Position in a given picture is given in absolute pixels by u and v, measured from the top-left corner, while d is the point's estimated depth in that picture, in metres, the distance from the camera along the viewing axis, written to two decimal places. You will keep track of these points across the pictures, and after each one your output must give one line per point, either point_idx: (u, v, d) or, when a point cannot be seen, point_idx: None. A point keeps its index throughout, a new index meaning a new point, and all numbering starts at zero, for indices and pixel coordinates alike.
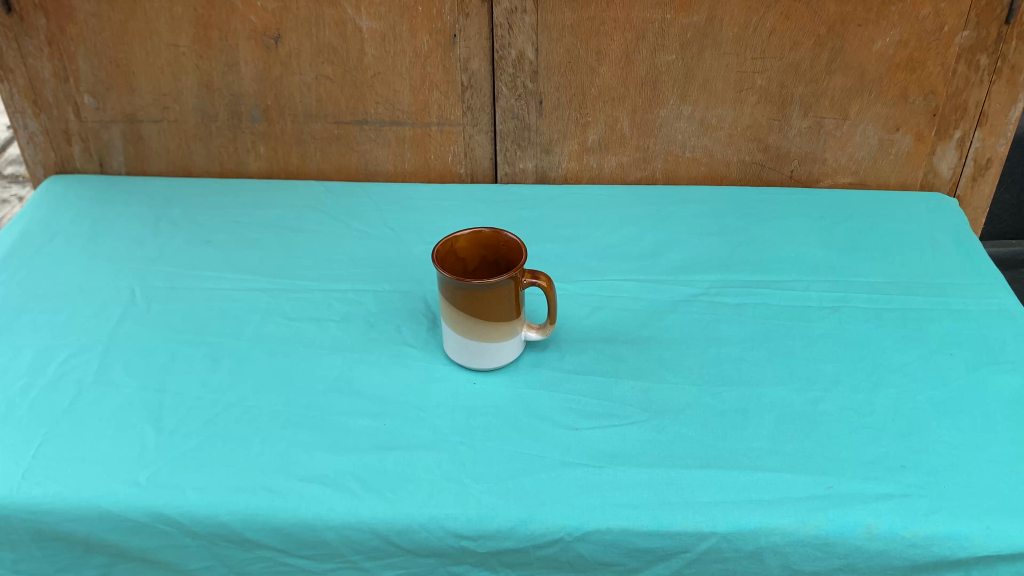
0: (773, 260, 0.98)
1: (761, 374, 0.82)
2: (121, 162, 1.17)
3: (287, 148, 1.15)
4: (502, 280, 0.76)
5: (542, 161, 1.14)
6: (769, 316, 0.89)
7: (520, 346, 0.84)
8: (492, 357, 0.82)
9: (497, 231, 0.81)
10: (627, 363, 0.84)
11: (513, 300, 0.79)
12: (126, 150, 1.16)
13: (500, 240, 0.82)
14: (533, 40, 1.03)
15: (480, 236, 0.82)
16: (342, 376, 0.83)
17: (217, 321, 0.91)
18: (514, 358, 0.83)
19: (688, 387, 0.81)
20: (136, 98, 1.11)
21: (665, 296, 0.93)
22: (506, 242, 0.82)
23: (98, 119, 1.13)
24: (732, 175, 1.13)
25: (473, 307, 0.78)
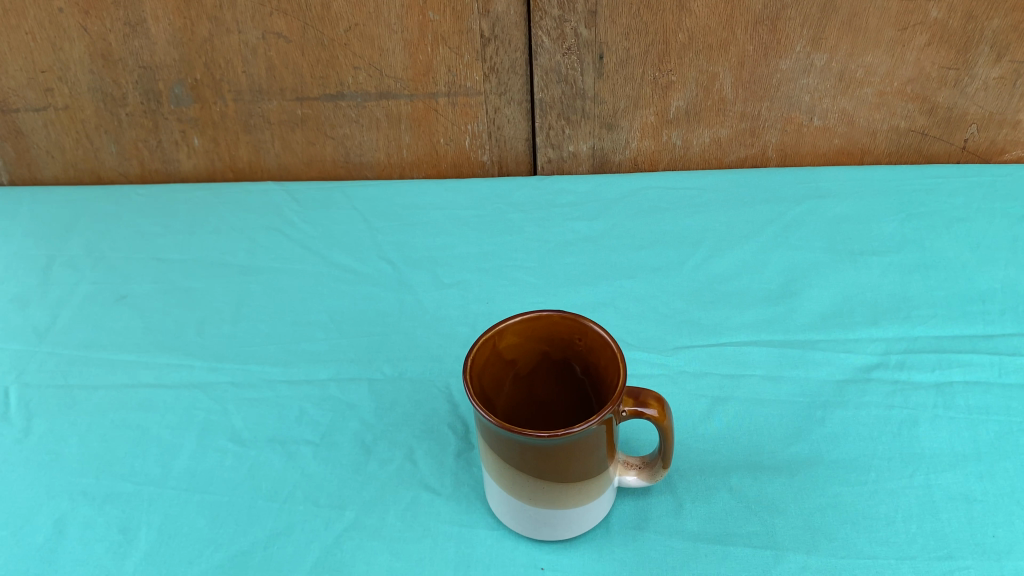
0: (971, 300, 0.65)
1: (1008, 532, 0.50)
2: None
3: (231, 138, 0.80)
4: (590, 428, 0.43)
5: (601, 141, 0.79)
6: (993, 409, 0.57)
7: (612, 497, 0.51)
8: (572, 524, 0.50)
9: (569, 319, 0.47)
10: (786, 518, 0.52)
11: (605, 445, 0.46)
12: (3, 151, 0.82)
13: (573, 332, 0.47)
14: None
15: (539, 325, 0.48)
16: (326, 560, 0.51)
17: (131, 448, 0.59)
18: (602, 519, 0.52)
19: (894, 563, 0.49)
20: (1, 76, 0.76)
21: (817, 373, 0.60)
22: (585, 335, 0.48)
23: None
24: (878, 149, 0.78)
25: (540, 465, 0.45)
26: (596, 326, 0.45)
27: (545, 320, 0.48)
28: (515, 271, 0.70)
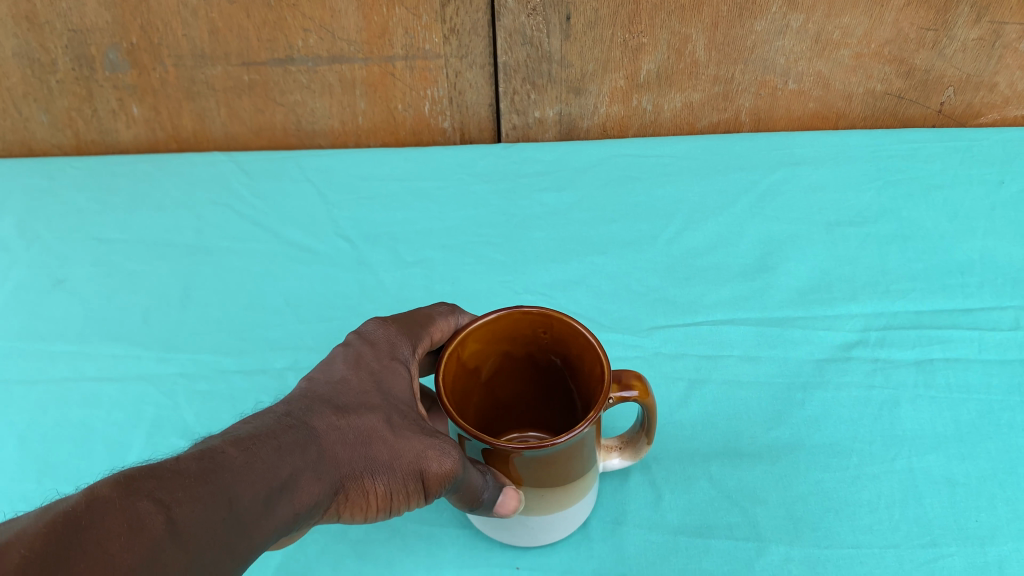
0: (949, 272, 0.63)
1: (990, 517, 0.49)
2: None
3: (174, 106, 0.75)
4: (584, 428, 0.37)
5: (569, 106, 0.75)
6: (974, 388, 0.56)
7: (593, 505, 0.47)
8: (542, 533, 0.46)
9: (531, 316, 0.43)
10: (768, 508, 0.50)
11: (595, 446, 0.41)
12: None
13: (554, 331, 0.43)
14: None
15: (516, 324, 0.44)
16: (288, 566, 0.48)
17: (74, 447, 0.55)
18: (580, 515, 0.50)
19: (877, 553, 0.48)
20: None
21: (796, 353, 0.59)
22: (547, 327, 0.44)
23: None
24: (853, 112, 0.76)
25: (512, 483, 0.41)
26: (580, 329, 0.41)
27: (523, 318, 0.43)
28: (481, 247, 0.66)
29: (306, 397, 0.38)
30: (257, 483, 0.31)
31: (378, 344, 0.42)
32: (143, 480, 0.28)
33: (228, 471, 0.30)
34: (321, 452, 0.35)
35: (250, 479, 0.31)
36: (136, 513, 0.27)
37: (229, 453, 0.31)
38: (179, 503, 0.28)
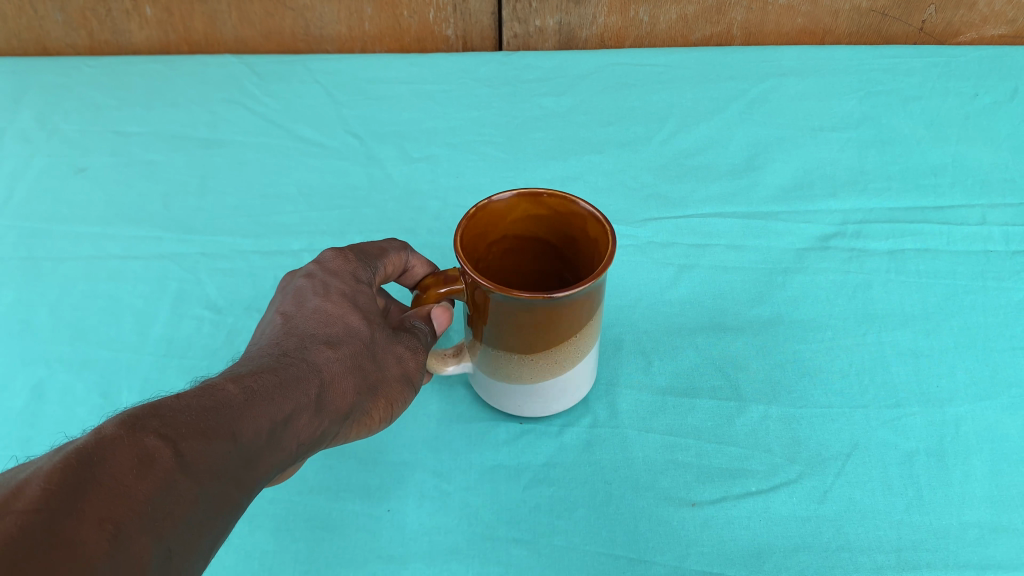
0: (923, 174, 0.67)
1: (950, 381, 0.54)
2: None
3: (185, 9, 0.77)
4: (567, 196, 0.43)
5: (569, 15, 0.78)
6: (942, 274, 0.60)
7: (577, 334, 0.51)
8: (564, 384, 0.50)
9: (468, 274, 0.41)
10: (749, 373, 0.55)
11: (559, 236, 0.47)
12: None
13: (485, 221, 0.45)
14: None
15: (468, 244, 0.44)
16: None
17: (104, 315, 0.59)
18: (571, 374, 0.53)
19: (846, 412, 0.53)
20: None
21: (779, 242, 0.63)
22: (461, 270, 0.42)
23: None
24: (839, 29, 0.80)
25: (533, 339, 0.43)
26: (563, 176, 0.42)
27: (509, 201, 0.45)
28: (484, 145, 0.70)
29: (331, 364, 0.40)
30: (240, 415, 0.32)
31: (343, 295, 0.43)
32: (144, 416, 0.29)
33: (183, 408, 0.30)
34: (294, 398, 0.36)
35: (248, 428, 0.32)
36: (144, 448, 0.27)
37: (213, 399, 0.32)
38: (185, 439, 0.29)
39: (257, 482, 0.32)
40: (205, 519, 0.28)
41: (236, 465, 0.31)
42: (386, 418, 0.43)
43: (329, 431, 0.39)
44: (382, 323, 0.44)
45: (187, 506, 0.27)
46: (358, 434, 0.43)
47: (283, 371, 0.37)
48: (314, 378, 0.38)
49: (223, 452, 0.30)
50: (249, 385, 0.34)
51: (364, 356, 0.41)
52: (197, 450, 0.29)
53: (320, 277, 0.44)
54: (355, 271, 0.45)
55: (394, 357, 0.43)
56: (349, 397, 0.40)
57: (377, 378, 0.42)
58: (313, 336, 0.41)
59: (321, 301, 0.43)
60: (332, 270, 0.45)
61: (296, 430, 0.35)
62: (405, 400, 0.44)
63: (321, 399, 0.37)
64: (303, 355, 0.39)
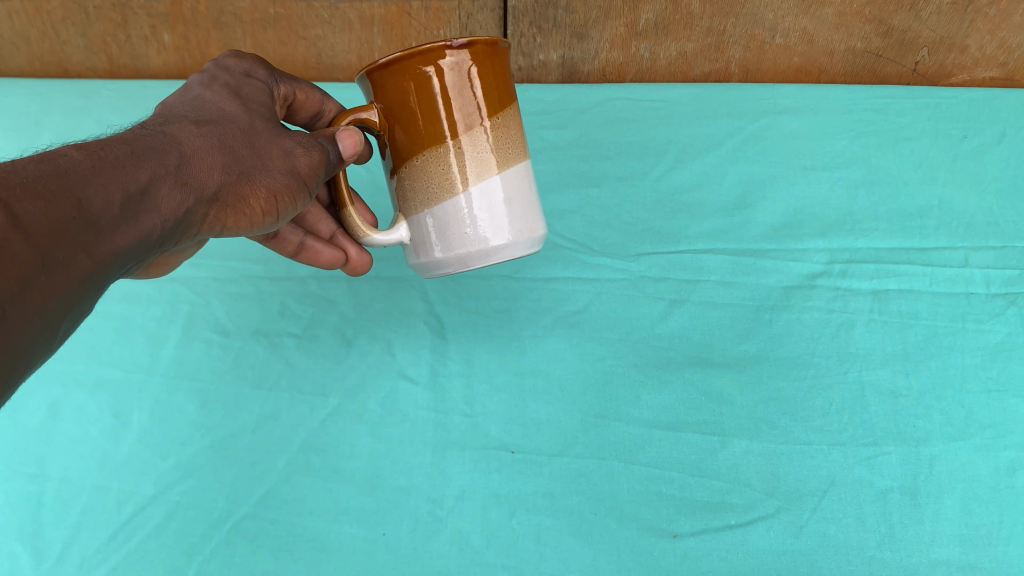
0: (909, 216, 0.70)
1: (926, 422, 0.57)
2: None
3: (201, 36, 0.80)
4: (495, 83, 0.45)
5: (572, 50, 0.81)
6: (923, 315, 0.63)
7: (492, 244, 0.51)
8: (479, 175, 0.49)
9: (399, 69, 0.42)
10: (733, 409, 0.57)
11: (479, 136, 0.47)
12: None
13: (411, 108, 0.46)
14: None
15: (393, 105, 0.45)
16: (311, 442, 0.55)
17: (118, 338, 0.62)
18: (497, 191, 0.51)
19: (824, 449, 0.55)
20: None
21: (767, 279, 0.65)
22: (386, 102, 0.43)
23: None
24: (835, 68, 0.82)
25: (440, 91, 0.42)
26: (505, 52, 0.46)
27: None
28: None
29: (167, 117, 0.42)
30: (81, 179, 0.35)
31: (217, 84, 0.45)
32: None
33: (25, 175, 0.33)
34: (138, 146, 0.38)
35: (98, 198, 0.35)
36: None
37: (65, 160, 0.35)
38: (19, 200, 0.32)
39: (106, 256, 0.36)
40: (49, 283, 0.33)
41: (78, 229, 0.34)
42: (269, 214, 0.44)
43: (196, 209, 0.40)
44: (273, 123, 0.45)
45: (23, 268, 0.31)
46: (237, 224, 0.43)
47: (140, 140, 0.38)
48: (174, 147, 0.39)
49: (61, 215, 0.33)
50: (100, 150, 0.36)
51: (239, 140, 0.42)
52: (33, 213, 0.32)
53: (210, 72, 0.46)
54: (247, 71, 0.47)
55: (278, 151, 0.43)
56: (219, 175, 0.41)
57: (254, 168, 0.42)
58: (184, 114, 0.42)
59: (207, 88, 0.44)
60: (223, 67, 0.47)
61: (151, 202, 0.38)
62: (292, 196, 0.44)
63: (181, 171, 0.39)
64: (165, 128, 0.40)
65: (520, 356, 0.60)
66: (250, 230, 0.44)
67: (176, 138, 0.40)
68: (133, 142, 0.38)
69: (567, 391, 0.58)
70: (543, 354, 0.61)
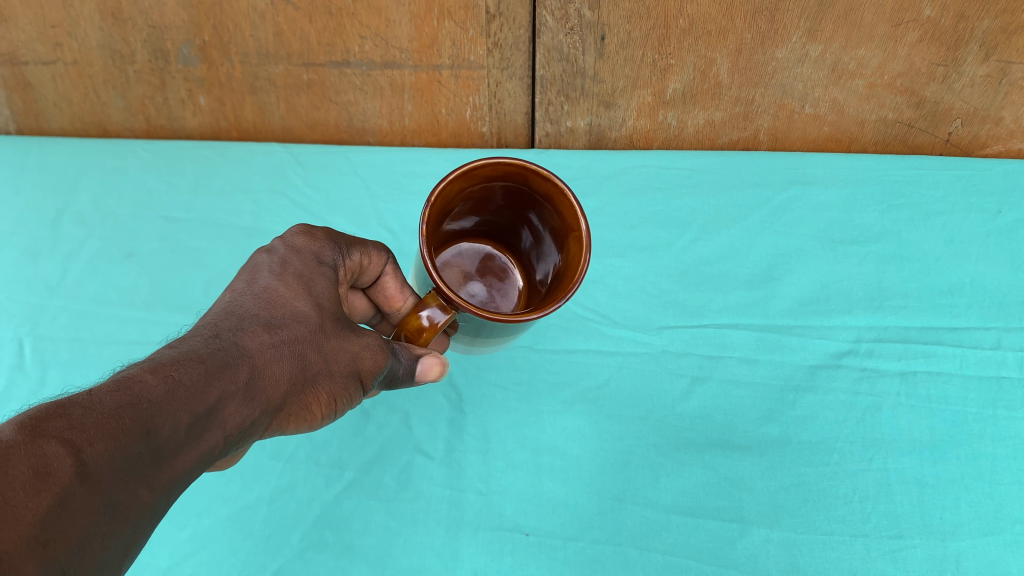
0: (939, 294, 0.69)
1: (954, 514, 0.56)
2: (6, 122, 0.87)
3: (233, 99, 0.84)
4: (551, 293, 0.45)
5: (598, 118, 0.83)
6: (953, 402, 0.60)
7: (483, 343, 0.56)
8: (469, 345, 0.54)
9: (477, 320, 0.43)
10: (753, 494, 0.57)
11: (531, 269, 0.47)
12: (8, 101, 0.86)
13: None
14: None
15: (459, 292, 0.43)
16: (326, 517, 0.56)
17: None
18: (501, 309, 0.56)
19: (847, 540, 0.55)
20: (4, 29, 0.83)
21: (795, 360, 0.62)
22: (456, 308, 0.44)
23: None
24: (866, 137, 0.81)
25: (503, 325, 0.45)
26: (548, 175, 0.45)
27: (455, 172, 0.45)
28: None
29: (238, 319, 0.41)
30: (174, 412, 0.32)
31: (288, 265, 0.45)
32: (49, 414, 0.28)
33: (115, 408, 0.30)
34: (220, 365, 0.36)
35: (168, 425, 0.32)
36: (43, 456, 0.26)
37: (144, 382, 0.32)
38: (92, 443, 0.28)
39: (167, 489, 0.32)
40: (109, 532, 0.28)
41: (145, 466, 0.30)
42: (324, 412, 0.44)
43: (261, 422, 0.39)
44: (338, 319, 0.45)
45: (84, 524, 0.27)
46: (292, 425, 0.44)
47: (213, 356, 0.37)
48: (246, 361, 0.38)
49: (131, 452, 0.29)
50: (172, 367, 0.34)
51: (309, 344, 0.42)
52: (101, 455, 0.28)
53: (280, 254, 0.46)
54: (316, 253, 0.47)
55: (342, 352, 0.44)
56: (284, 385, 0.40)
57: (319, 374, 0.43)
58: (257, 316, 0.42)
59: (275, 274, 0.44)
60: (294, 247, 0.46)
61: (222, 419, 0.36)
62: (345, 395, 0.45)
63: (251, 388, 0.38)
64: (240, 339, 0.39)
65: (538, 433, 0.60)
66: (303, 430, 0.45)
67: (252, 355, 0.39)
68: (214, 360, 0.37)
69: (584, 471, 0.58)
70: (561, 431, 0.60)
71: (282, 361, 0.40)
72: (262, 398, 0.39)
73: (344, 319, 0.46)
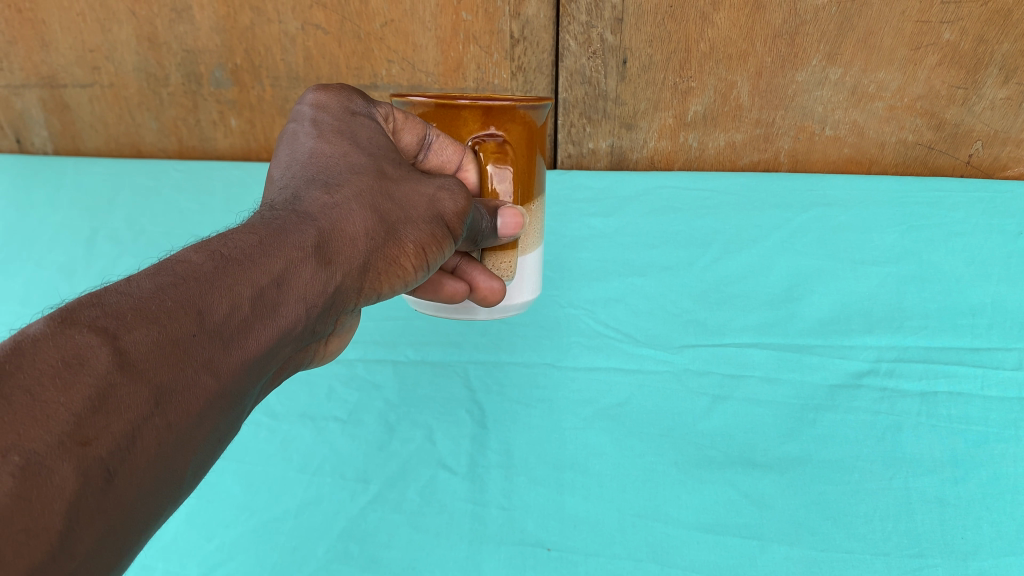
0: (960, 312, 0.69)
1: (975, 534, 0.52)
2: (44, 138, 1.00)
3: (265, 121, 0.93)
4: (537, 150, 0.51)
5: (620, 139, 0.88)
6: (972, 420, 0.60)
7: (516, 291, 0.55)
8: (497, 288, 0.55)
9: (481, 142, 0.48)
10: (775, 512, 0.54)
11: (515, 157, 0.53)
12: (49, 122, 0.99)
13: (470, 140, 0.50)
14: (619, 8, 0.79)
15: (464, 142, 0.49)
16: (351, 530, 0.55)
17: None
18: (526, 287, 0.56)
19: (868, 559, 0.51)
20: (57, 59, 0.93)
21: (815, 379, 0.65)
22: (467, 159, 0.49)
23: (8, 84, 0.96)
24: (886, 159, 0.85)
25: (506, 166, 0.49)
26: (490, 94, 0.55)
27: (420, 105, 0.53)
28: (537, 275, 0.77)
29: (298, 183, 0.43)
30: (216, 288, 0.34)
31: (329, 125, 0.47)
32: (87, 304, 0.31)
33: (159, 295, 0.32)
34: (278, 234, 0.38)
35: (219, 305, 0.34)
36: (77, 346, 0.28)
37: (192, 265, 0.35)
38: (130, 329, 0.30)
39: (234, 369, 0.34)
40: (174, 416, 0.31)
41: (202, 347, 0.33)
42: (417, 267, 0.45)
43: (341, 281, 0.41)
44: (402, 168, 0.47)
45: (134, 413, 0.29)
46: (389, 285, 0.45)
47: (268, 227, 0.39)
48: (310, 224, 0.40)
49: (181, 333, 0.32)
50: (221, 253, 0.36)
51: (376, 196, 0.43)
52: (143, 341, 0.30)
53: (316, 118, 0.48)
54: (349, 109, 0.49)
55: (419, 196, 0.45)
56: (359, 239, 0.42)
57: (397, 225, 0.44)
58: (313, 180, 0.43)
59: (321, 133, 0.46)
60: (323, 108, 0.48)
61: (295, 287, 0.38)
62: (438, 245, 0.45)
63: (322, 249, 0.40)
64: (295, 206, 0.41)
65: (561, 449, 0.60)
66: (401, 288, 0.46)
67: (311, 215, 0.41)
68: (270, 229, 0.39)
69: (606, 487, 0.57)
70: (583, 447, 0.60)
71: (354, 218, 0.42)
72: (335, 258, 0.41)
73: (406, 165, 0.47)
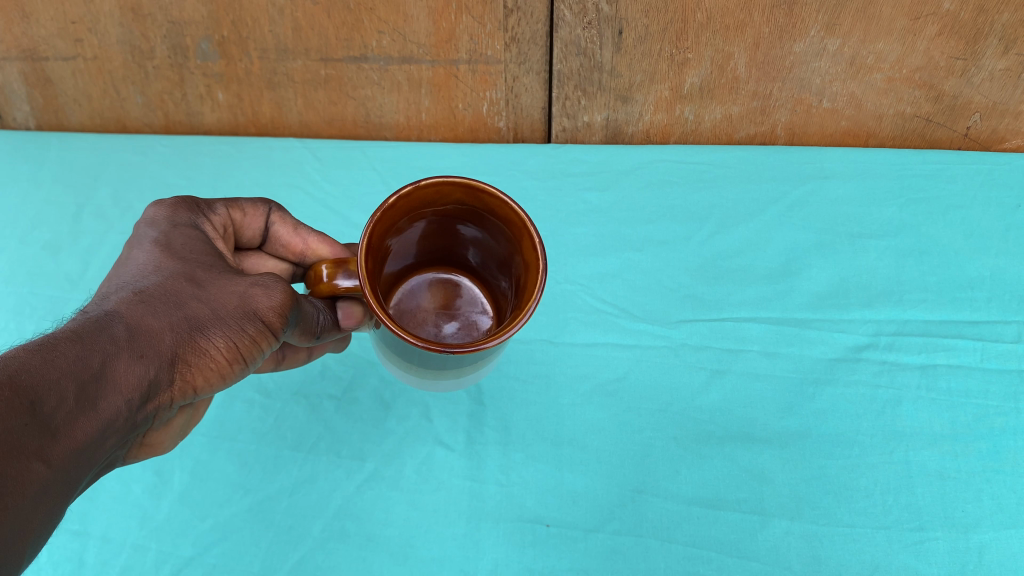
0: (959, 287, 0.69)
1: (976, 508, 0.54)
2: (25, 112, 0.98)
3: (253, 94, 0.90)
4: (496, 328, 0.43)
5: (615, 112, 0.87)
6: (973, 393, 0.60)
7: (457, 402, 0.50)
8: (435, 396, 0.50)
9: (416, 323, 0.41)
10: (775, 487, 0.56)
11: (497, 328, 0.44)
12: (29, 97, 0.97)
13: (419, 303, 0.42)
14: None
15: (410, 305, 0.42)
16: (347, 508, 0.55)
17: None
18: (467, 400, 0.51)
19: (869, 532, 0.54)
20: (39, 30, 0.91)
21: (818, 352, 0.63)
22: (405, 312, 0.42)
23: None
24: (883, 132, 0.84)
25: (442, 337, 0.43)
26: (499, 192, 0.44)
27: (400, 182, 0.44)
28: None
29: (105, 290, 0.42)
30: (37, 381, 0.35)
31: (143, 238, 0.46)
32: None
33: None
34: (93, 330, 0.38)
35: (52, 396, 0.35)
36: None
37: (20, 356, 0.35)
38: None
39: (65, 456, 0.36)
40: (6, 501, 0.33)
41: (33, 437, 0.34)
42: (235, 361, 0.44)
43: (159, 377, 0.41)
44: (216, 269, 0.46)
45: None
46: (207, 381, 0.44)
47: (84, 325, 0.39)
48: (119, 321, 0.40)
49: (14, 424, 0.33)
50: (47, 344, 0.36)
51: (185, 295, 0.43)
52: None
53: (139, 233, 0.47)
54: (171, 219, 0.48)
55: (230, 300, 0.44)
56: (170, 336, 0.41)
57: (208, 322, 0.43)
58: (121, 287, 0.42)
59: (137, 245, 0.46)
60: (151, 222, 0.48)
61: (107, 384, 0.38)
62: (255, 342, 0.44)
63: (135, 344, 0.39)
64: (106, 305, 0.41)
65: (559, 425, 0.60)
66: (222, 382, 0.45)
67: (125, 313, 0.40)
68: (85, 326, 0.38)
69: (606, 464, 0.57)
70: (582, 423, 0.59)
71: (168, 316, 0.41)
72: (153, 353, 0.40)
73: (219, 267, 0.46)
